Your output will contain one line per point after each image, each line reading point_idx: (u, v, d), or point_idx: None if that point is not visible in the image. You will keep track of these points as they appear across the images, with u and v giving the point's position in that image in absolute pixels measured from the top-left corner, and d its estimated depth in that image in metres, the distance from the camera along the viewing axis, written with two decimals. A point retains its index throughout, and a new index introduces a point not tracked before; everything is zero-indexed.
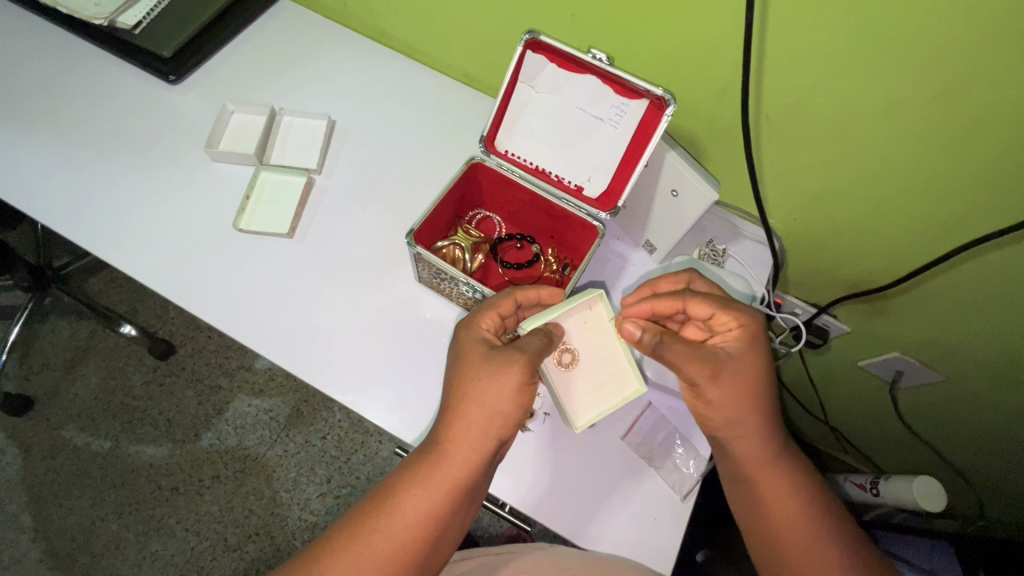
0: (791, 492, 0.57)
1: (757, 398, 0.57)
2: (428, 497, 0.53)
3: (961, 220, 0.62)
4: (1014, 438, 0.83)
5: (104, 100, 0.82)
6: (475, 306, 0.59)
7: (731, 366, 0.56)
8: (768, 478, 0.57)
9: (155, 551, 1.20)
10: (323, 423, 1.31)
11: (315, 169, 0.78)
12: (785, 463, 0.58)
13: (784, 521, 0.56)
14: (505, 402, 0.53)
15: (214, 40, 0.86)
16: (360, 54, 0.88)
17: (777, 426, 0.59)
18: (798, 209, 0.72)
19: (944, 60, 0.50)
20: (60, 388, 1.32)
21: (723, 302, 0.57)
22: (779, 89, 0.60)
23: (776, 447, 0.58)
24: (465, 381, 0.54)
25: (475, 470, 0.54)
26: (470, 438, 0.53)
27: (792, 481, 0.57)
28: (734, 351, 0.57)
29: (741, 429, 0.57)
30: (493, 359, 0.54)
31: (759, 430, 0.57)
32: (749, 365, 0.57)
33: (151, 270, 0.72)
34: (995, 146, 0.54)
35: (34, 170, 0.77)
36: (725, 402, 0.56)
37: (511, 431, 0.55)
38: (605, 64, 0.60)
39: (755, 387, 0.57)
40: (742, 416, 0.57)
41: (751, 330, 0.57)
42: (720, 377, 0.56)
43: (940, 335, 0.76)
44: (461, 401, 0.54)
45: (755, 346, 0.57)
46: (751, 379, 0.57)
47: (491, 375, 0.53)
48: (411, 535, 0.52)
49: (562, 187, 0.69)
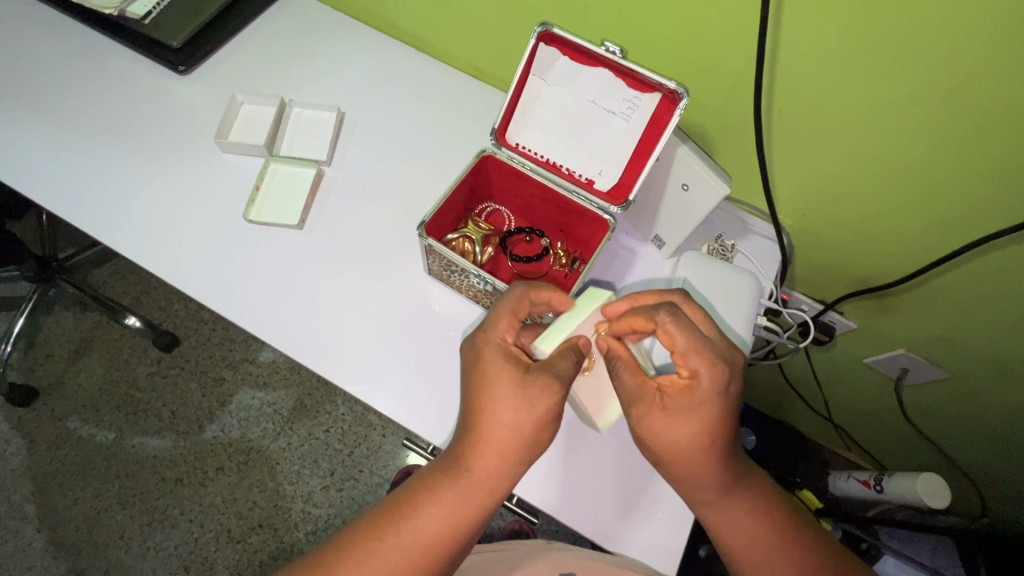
0: (744, 529, 0.57)
1: (692, 457, 0.54)
2: (453, 516, 0.53)
3: (973, 217, 0.61)
4: (1018, 435, 0.83)
5: (113, 89, 0.82)
6: (497, 314, 0.57)
7: (664, 415, 0.54)
8: (717, 514, 0.57)
9: (160, 542, 1.21)
10: (327, 416, 1.32)
11: (325, 160, 0.78)
12: (735, 499, 0.57)
13: (740, 552, 0.57)
14: (534, 429, 0.53)
15: (223, 31, 0.86)
16: (369, 46, 0.88)
17: (727, 472, 0.56)
18: (808, 206, 0.72)
19: (963, 53, 0.50)
20: (65, 379, 1.32)
21: (684, 348, 0.53)
22: (792, 84, 0.60)
23: (722, 491, 0.56)
24: (498, 404, 0.53)
25: (498, 491, 0.54)
26: (500, 463, 0.53)
27: (744, 513, 0.57)
28: (676, 401, 0.53)
29: (677, 475, 0.56)
30: (529, 385, 0.53)
31: (699, 480, 0.55)
32: (687, 426, 0.53)
33: (161, 260, 0.72)
34: (1011, 141, 0.54)
35: (43, 160, 0.77)
36: (653, 445, 0.55)
37: (537, 457, 0.55)
38: (618, 58, 0.60)
39: (692, 447, 0.54)
40: (671, 464, 0.55)
41: (702, 388, 0.53)
42: (648, 421, 0.54)
43: (947, 333, 0.76)
44: (492, 427, 0.53)
45: (702, 408, 0.53)
46: (686, 437, 0.53)
47: (529, 403, 0.52)
48: (433, 549, 0.53)
49: (573, 180, 0.69)
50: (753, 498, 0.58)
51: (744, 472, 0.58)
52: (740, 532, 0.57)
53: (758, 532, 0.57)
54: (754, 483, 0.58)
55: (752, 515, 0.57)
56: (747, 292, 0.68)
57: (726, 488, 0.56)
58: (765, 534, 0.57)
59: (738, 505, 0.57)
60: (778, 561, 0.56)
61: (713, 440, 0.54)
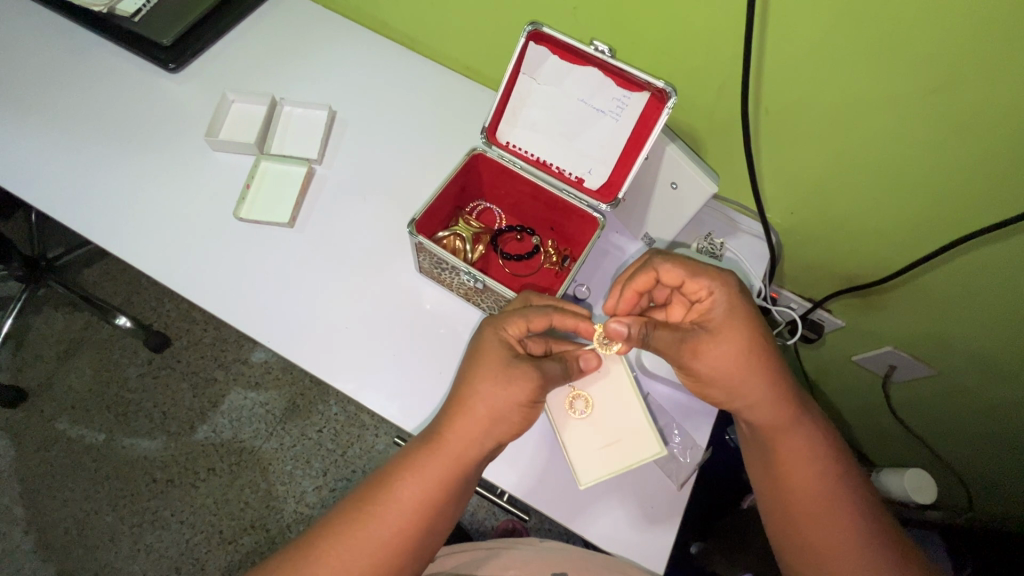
0: (814, 461, 0.56)
1: (754, 366, 0.56)
2: (425, 492, 0.53)
3: (954, 217, 0.63)
4: (1001, 432, 0.85)
5: (102, 88, 0.82)
6: (512, 313, 0.58)
7: (712, 339, 0.56)
8: (787, 440, 0.57)
9: (150, 543, 1.20)
10: (320, 416, 1.31)
11: (316, 159, 0.78)
12: (807, 424, 0.57)
13: (802, 486, 0.56)
14: (510, 402, 0.54)
15: (214, 29, 0.85)
16: (360, 45, 0.88)
17: (797, 393, 0.58)
18: (795, 205, 0.73)
19: (944, 53, 0.51)
20: (54, 380, 1.31)
21: (691, 273, 0.57)
22: (778, 84, 0.61)
23: (796, 410, 0.57)
24: (475, 381, 0.55)
25: (473, 461, 0.55)
26: (472, 433, 0.54)
27: (817, 445, 0.57)
28: (714, 322, 0.57)
29: (748, 400, 0.57)
30: (513, 368, 0.54)
31: (773, 394, 0.56)
32: (733, 337, 0.56)
33: (152, 258, 0.72)
34: (991, 140, 0.55)
35: (31, 158, 0.76)
36: (719, 377, 0.56)
37: (510, 437, 0.56)
38: (607, 57, 0.60)
39: (747, 358, 0.56)
40: (742, 385, 0.56)
41: (723, 297, 0.57)
42: (702, 352, 0.56)
43: (932, 330, 0.77)
44: (467, 401, 0.55)
45: (735, 313, 0.56)
46: (739, 347, 0.56)
47: (508, 381, 0.54)
48: (406, 527, 0.53)
49: (563, 178, 0.70)
50: (819, 425, 0.58)
51: (812, 405, 0.59)
52: (813, 460, 0.56)
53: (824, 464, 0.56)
54: (817, 412, 0.59)
55: (821, 450, 0.57)
56: None
57: (798, 408, 0.57)
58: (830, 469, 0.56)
59: (808, 432, 0.57)
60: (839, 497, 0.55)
61: (764, 339, 0.56)
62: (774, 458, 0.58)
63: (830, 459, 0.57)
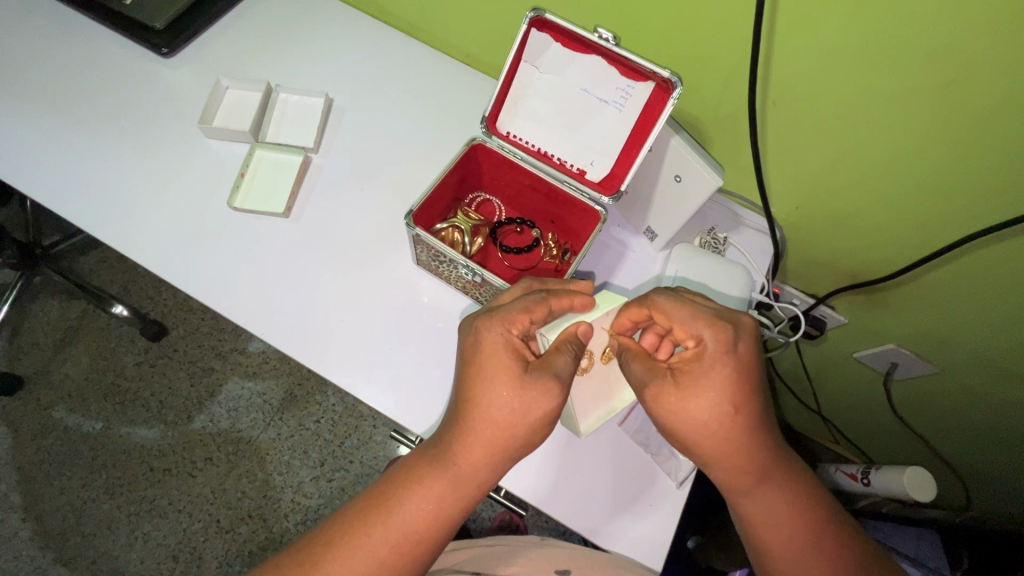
0: (784, 517, 0.56)
1: (720, 431, 0.54)
2: (441, 509, 0.54)
3: (964, 214, 0.61)
4: (1003, 431, 0.84)
5: (94, 72, 0.80)
6: (512, 308, 0.55)
7: (679, 393, 0.54)
8: (757, 502, 0.56)
9: (147, 532, 1.20)
10: (317, 407, 1.31)
11: (313, 148, 0.76)
12: (774, 485, 0.56)
13: (777, 541, 0.56)
14: (522, 425, 0.53)
15: (208, 13, 0.84)
16: (358, 31, 0.86)
17: (768, 455, 0.55)
18: (801, 201, 0.72)
19: (956, 46, 0.49)
20: (50, 368, 1.30)
21: (685, 318, 0.54)
22: (787, 73, 0.59)
23: (760, 476, 0.55)
24: (489, 399, 0.53)
25: (483, 482, 0.55)
26: (485, 454, 0.54)
27: (788, 499, 0.56)
28: (689, 376, 0.54)
29: (707, 459, 0.56)
30: (527, 387, 0.53)
31: (731, 463, 0.55)
32: (701, 396, 0.53)
33: (146, 248, 0.71)
34: (1005, 137, 0.53)
35: (22, 144, 0.75)
36: (677, 430, 0.55)
37: (525, 453, 0.55)
38: (611, 45, 0.59)
39: (713, 421, 0.53)
40: (698, 446, 0.55)
41: (710, 351, 0.53)
42: (665, 403, 0.54)
43: (936, 328, 0.76)
44: (483, 421, 0.53)
45: (713, 372, 0.53)
46: (707, 410, 0.53)
47: (525, 403, 0.53)
48: (422, 539, 0.53)
49: (565, 170, 0.68)
50: (792, 474, 0.57)
51: (786, 454, 0.57)
52: (778, 525, 0.56)
53: (795, 520, 0.56)
54: (791, 466, 0.57)
55: (794, 503, 0.57)
56: (738, 285, 0.68)
57: (761, 475, 0.55)
58: (800, 523, 0.56)
59: (774, 494, 0.56)
60: (808, 552, 0.56)
61: (736, 408, 0.53)
62: (745, 517, 0.58)
63: (802, 512, 0.56)
